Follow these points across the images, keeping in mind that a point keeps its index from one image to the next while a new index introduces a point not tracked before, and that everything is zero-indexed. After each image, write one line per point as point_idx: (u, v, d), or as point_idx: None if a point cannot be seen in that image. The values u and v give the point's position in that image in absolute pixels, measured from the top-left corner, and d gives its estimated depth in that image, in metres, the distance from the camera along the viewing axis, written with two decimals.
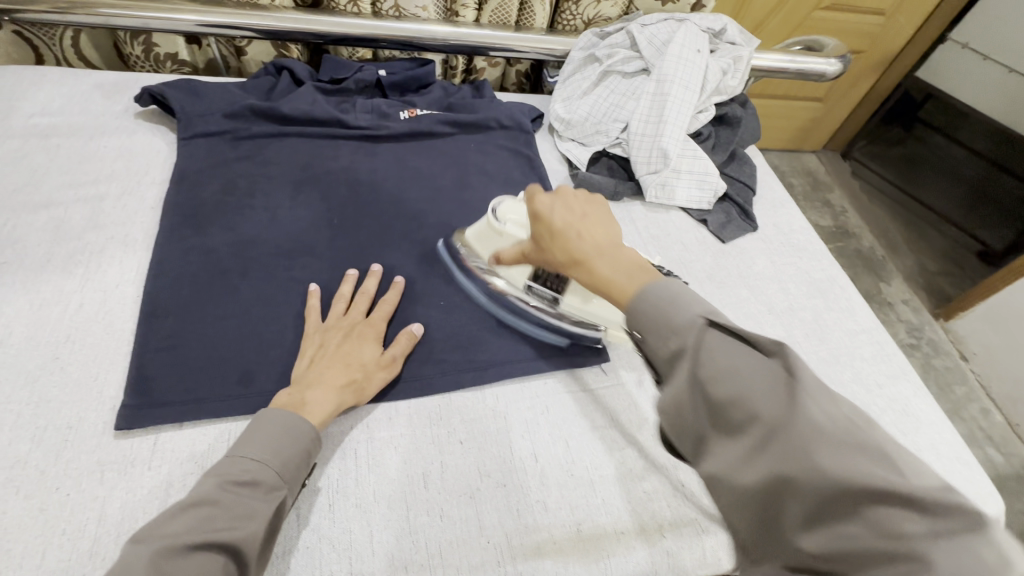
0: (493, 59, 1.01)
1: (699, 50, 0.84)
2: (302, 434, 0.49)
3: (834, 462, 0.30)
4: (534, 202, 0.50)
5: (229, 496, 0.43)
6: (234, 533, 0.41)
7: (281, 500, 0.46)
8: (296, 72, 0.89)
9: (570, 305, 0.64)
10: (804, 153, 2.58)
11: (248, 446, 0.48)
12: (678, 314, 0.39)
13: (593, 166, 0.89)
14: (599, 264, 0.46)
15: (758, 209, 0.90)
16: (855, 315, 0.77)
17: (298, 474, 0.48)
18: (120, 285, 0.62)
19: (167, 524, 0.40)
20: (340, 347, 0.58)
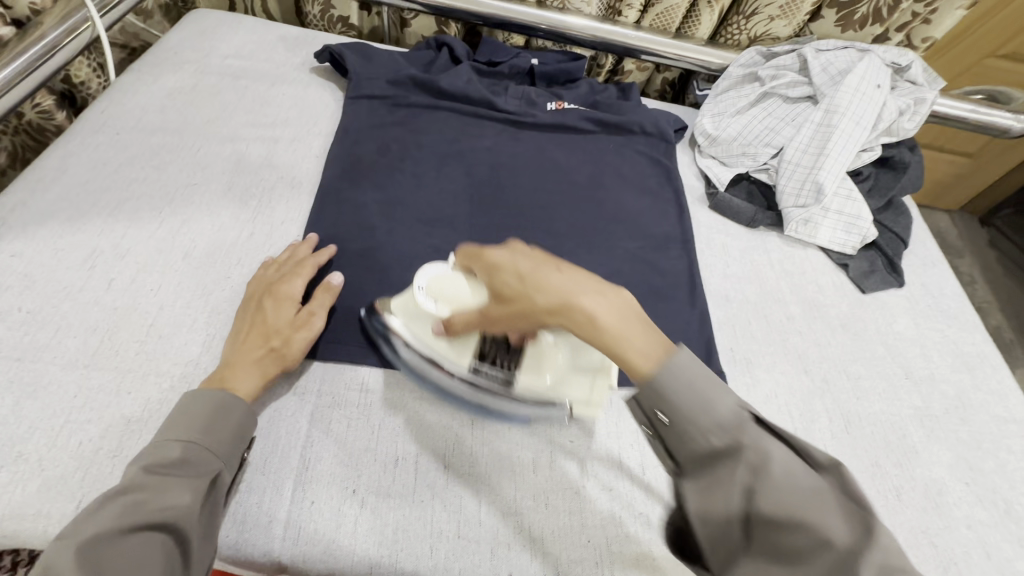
0: (643, 64, 1.00)
1: (879, 85, 0.78)
2: (232, 410, 0.48)
3: (776, 488, 0.36)
4: (499, 254, 0.48)
5: (154, 479, 0.43)
6: (169, 513, 0.41)
7: (216, 478, 0.45)
8: (455, 50, 0.92)
9: (526, 384, 0.53)
10: (934, 211, 2.36)
11: (171, 426, 0.46)
12: (649, 335, 0.43)
13: (733, 187, 0.86)
14: (592, 301, 0.43)
15: (907, 264, 0.83)
16: (1007, 401, 0.70)
17: (233, 446, 0.48)
18: (284, 223, 0.68)
19: (92, 515, 0.40)
20: (257, 315, 0.56)
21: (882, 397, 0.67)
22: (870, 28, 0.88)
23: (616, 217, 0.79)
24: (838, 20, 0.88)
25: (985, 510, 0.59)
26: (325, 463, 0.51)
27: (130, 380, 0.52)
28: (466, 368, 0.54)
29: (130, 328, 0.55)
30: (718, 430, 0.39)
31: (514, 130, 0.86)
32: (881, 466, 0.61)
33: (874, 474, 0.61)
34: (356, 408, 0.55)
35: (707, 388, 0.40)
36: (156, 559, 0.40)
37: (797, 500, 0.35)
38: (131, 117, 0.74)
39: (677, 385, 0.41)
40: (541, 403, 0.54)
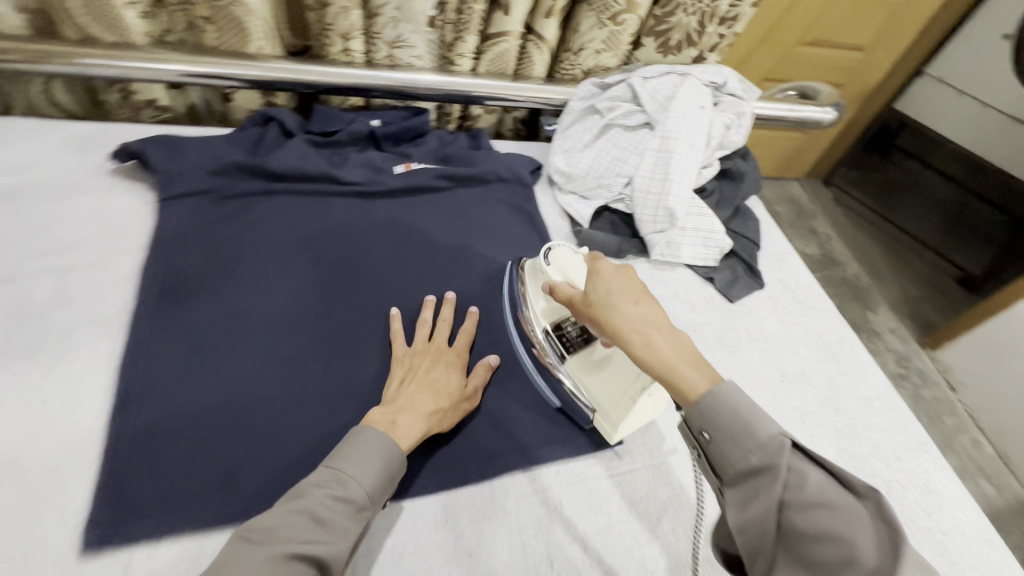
0: (490, 108, 0.99)
1: (703, 106, 0.82)
2: (392, 459, 0.52)
3: (828, 512, 0.41)
4: (597, 263, 0.57)
5: (326, 510, 0.47)
6: (326, 551, 0.45)
7: (366, 522, 0.49)
8: (284, 124, 0.85)
9: (574, 370, 0.61)
10: (788, 181, 2.63)
11: (344, 460, 0.50)
12: (757, 421, 0.46)
13: (597, 220, 0.86)
14: (659, 339, 0.50)
15: (763, 264, 0.88)
16: (868, 379, 0.75)
17: (383, 495, 0.51)
18: (91, 372, 0.57)
19: (279, 527, 0.45)
20: (430, 373, 0.61)
21: (765, 405, 0.70)
22: (686, 51, 0.93)
23: (486, 277, 0.76)
24: (657, 46, 0.92)
25: None
26: None
27: None
28: (546, 327, 0.64)
29: None
30: (747, 437, 0.45)
31: (365, 202, 0.81)
32: None
33: None
34: None
35: (755, 417, 0.46)
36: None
37: (843, 521, 0.40)
38: None
39: (717, 415, 0.47)
40: (574, 391, 0.62)
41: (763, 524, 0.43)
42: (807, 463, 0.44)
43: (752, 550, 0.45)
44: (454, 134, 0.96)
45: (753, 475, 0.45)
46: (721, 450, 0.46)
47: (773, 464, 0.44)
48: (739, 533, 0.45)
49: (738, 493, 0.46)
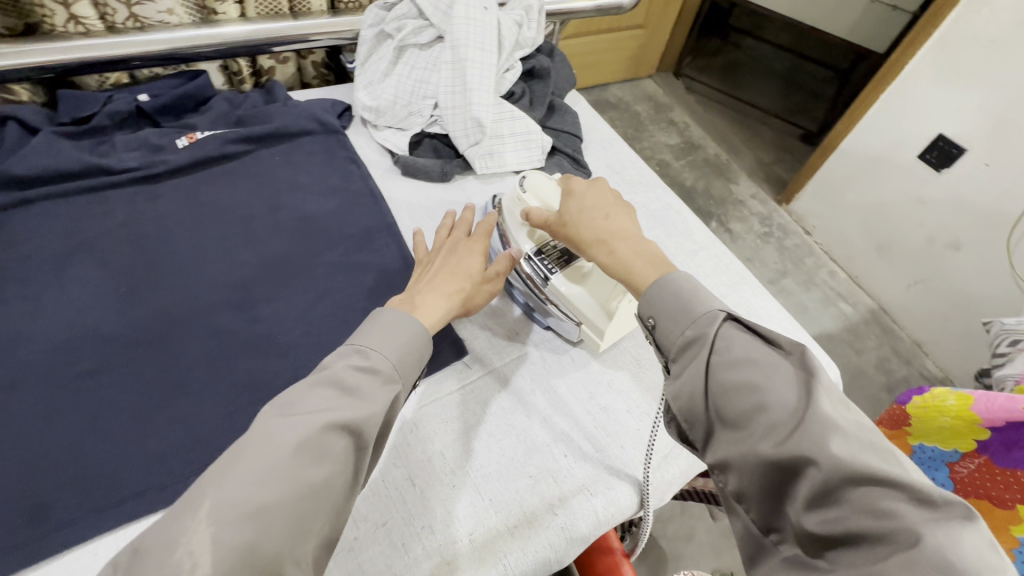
0: (279, 56, 0.91)
1: (486, 6, 0.79)
2: (411, 327, 0.50)
3: (756, 384, 0.40)
4: (573, 183, 0.60)
5: (354, 376, 0.45)
6: (358, 418, 0.42)
7: (396, 393, 0.47)
8: (23, 121, 0.72)
9: (558, 284, 0.63)
10: (642, 80, 2.71)
11: (364, 336, 0.49)
12: (699, 307, 0.45)
13: (418, 149, 0.83)
14: (619, 247, 0.53)
15: (589, 154, 0.91)
16: (693, 236, 0.82)
17: (411, 366, 0.49)
18: None
19: (303, 400, 0.42)
20: (448, 262, 0.60)
21: None
22: None
23: (306, 232, 0.72)
24: None
25: None
26: None
27: None
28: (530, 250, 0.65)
29: None
30: (681, 317, 0.46)
31: (150, 186, 0.72)
32: (619, 346, 0.68)
33: (616, 355, 0.67)
34: None
35: (777, 379, 0.40)
36: (339, 461, 0.41)
37: (851, 451, 0.34)
38: None
39: (655, 310, 0.48)
40: (564, 311, 0.64)
41: (700, 398, 0.42)
42: (741, 332, 0.43)
43: (692, 421, 0.43)
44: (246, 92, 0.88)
45: (689, 347, 0.45)
46: (664, 331, 0.46)
47: (703, 335, 0.44)
48: (675, 405, 0.44)
49: (681, 368, 0.45)
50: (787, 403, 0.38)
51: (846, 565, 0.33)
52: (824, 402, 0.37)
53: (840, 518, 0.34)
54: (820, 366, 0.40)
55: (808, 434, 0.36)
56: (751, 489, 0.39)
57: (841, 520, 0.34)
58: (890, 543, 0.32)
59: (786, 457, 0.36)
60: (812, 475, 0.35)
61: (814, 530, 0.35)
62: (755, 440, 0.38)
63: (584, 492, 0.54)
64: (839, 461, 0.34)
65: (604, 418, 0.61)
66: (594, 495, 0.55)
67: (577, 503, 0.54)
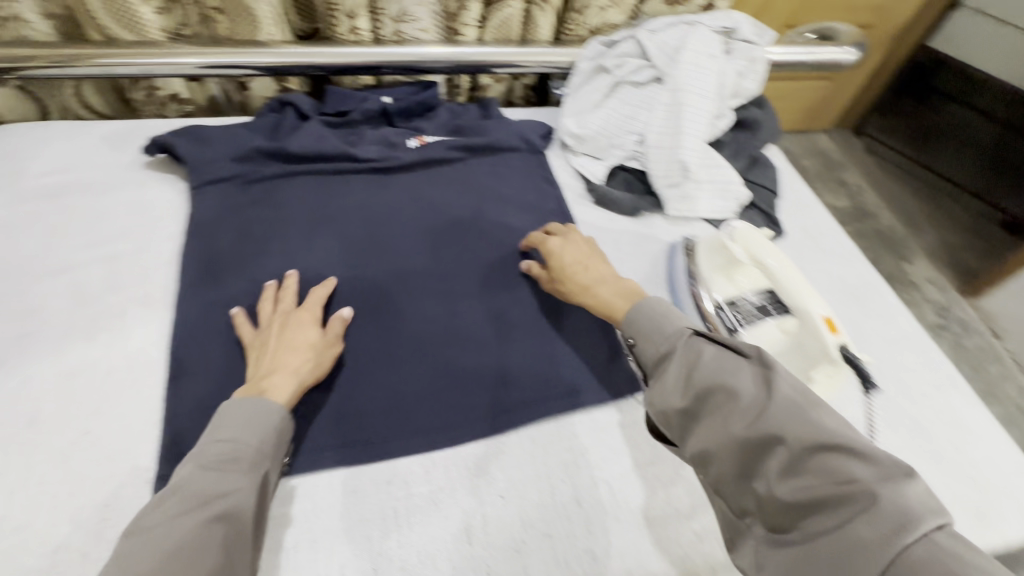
0: (498, 76, 1.00)
1: (713, 55, 0.80)
2: (268, 414, 0.51)
3: (735, 380, 0.48)
4: (548, 245, 0.71)
5: (213, 472, 0.46)
6: (235, 506, 0.45)
7: (264, 475, 0.49)
8: (300, 107, 0.87)
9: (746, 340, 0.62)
10: (816, 133, 2.52)
11: (225, 428, 0.49)
12: (670, 326, 0.55)
13: (612, 180, 0.86)
14: (602, 290, 0.65)
15: (783, 213, 0.87)
16: (895, 321, 0.74)
17: (277, 446, 0.51)
18: (146, 348, 0.61)
19: (197, 482, 0.45)
20: (282, 337, 0.60)
21: None
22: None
23: (503, 240, 0.78)
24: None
25: (898, 434, 0.63)
26: None
27: None
28: (720, 300, 0.66)
29: None
30: (661, 331, 0.56)
31: (383, 177, 0.83)
32: None
33: None
34: (268, 537, 0.50)
35: (730, 365, 0.49)
36: (217, 550, 0.42)
37: (832, 429, 0.42)
38: None
39: (637, 332, 0.58)
40: None
41: (676, 401, 0.50)
42: (705, 344, 0.52)
43: (666, 423, 0.51)
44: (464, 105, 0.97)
45: (664, 359, 0.54)
46: (641, 348, 0.56)
47: (673, 349, 0.53)
48: (654, 410, 0.52)
49: (655, 377, 0.54)
50: (751, 391, 0.46)
51: (818, 534, 0.39)
52: (790, 387, 0.45)
53: (810, 486, 0.40)
54: (776, 364, 0.48)
55: (775, 415, 0.44)
56: (727, 475, 0.45)
57: (806, 488, 0.40)
58: (850, 507, 0.38)
59: (761, 437, 0.43)
60: (779, 448, 0.42)
61: (787, 498, 0.41)
62: (729, 425, 0.46)
63: None
64: (803, 436, 0.42)
65: None
66: None
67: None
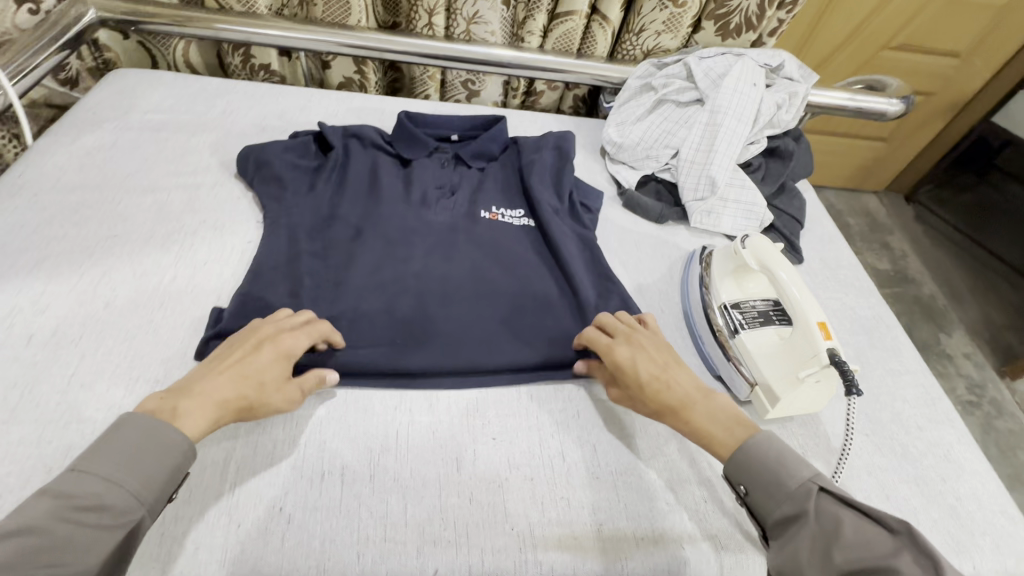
0: (552, 83, 1.08)
1: (754, 84, 0.86)
2: (164, 462, 0.44)
3: (873, 553, 0.43)
4: (620, 356, 0.59)
5: (66, 527, 0.39)
6: (64, 573, 0.38)
7: (132, 526, 0.42)
8: (365, 139, 0.80)
9: (745, 341, 0.65)
10: (864, 194, 2.48)
11: (95, 463, 0.42)
12: (791, 478, 0.49)
13: (642, 189, 0.92)
14: (695, 413, 0.55)
15: (805, 242, 0.90)
16: (900, 356, 0.76)
17: (161, 492, 0.44)
18: (207, 263, 0.70)
19: (42, 526, 0.38)
20: (237, 362, 0.52)
21: None
22: (745, 35, 0.97)
23: None
24: (716, 30, 0.97)
25: (883, 457, 0.65)
26: (250, 487, 0.52)
27: (53, 429, 0.53)
28: (726, 302, 0.69)
29: (51, 379, 0.56)
30: (785, 481, 0.49)
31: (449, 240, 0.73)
32: (788, 428, 0.65)
33: (782, 434, 0.65)
34: (282, 431, 0.56)
35: (869, 536, 0.44)
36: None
37: None
38: (51, 178, 0.75)
39: (746, 476, 0.51)
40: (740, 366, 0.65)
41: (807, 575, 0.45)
42: (840, 506, 0.46)
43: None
44: (544, 136, 0.84)
45: (786, 523, 0.48)
46: (759, 503, 0.49)
47: (804, 510, 0.47)
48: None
49: (779, 544, 0.48)
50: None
51: None
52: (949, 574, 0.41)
53: None
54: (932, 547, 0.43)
55: None
56: None
57: None
58: None
59: None
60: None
61: None
62: None
63: (713, 543, 0.55)
64: None
65: None
66: (722, 550, 0.55)
67: (704, 549, 0.54)
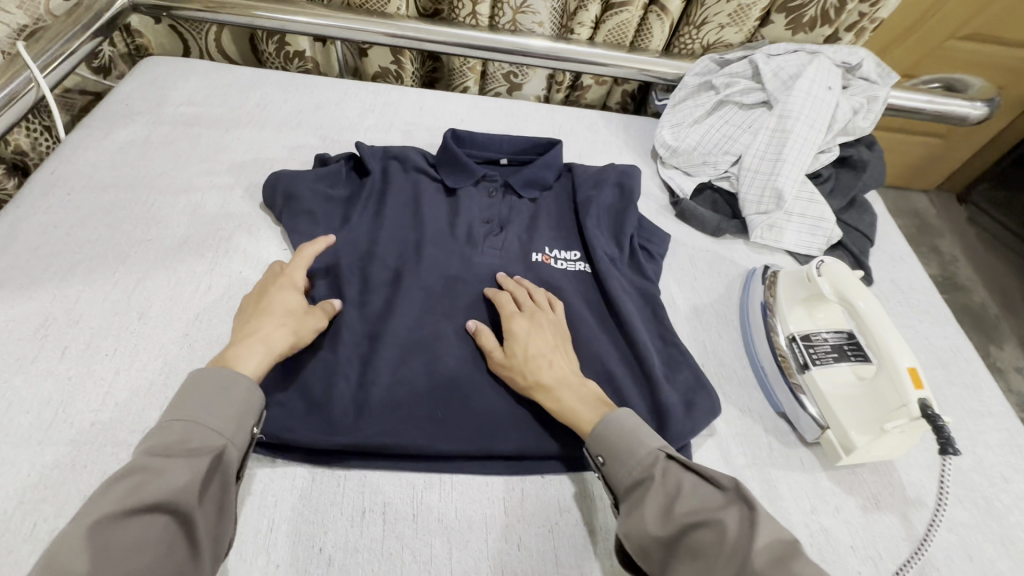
0: (600, 78, 1.02)
1: (830, 87, 0.78)
2: (234, 392, 0.46)
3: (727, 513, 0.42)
4: (513, 325, 0.60)
5: (157, 461, 0.40)
6: (169, 492, 0.38)
7: (218, 455, 0.42)
8: (407, 162, 0.77)
9: (817, 379, 0.60)
10: (913, 193, 2.33)
11: (179, 407, 0.44)
12: (640, 446, 0.48)
13: (697, 197, 0.85)
14: (563, 394, 0.55)
15: (873, 261, 0.83)
16: (982, 395, 0.69)
17: (244, 424, 0.45)
18: (243, 271, 0.67)
19: (134, 466, 0.40)
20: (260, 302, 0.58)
21: None
22: (819, 30, 0.89)
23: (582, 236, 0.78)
24: (787, 23, 0.89)
25: (965, 511, 0.59)
26: (291, 522, 0.50)
27: (87, 452, 0.51)
28: (795, 334, 0.64)
29: (85, 397, 0.54)
30: (633, 447, 0.48)
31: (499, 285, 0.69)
32: (860, 475, 0.60)
33: (852, 482, 0.59)
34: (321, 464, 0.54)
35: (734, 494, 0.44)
36: (162, 541, 0.38)
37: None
38: (84, 175, 0.72)
39: (607, 450, 0.49)
40: (812, 406, 0.60)
41: (662, 538, 0.43)
42: (682, 471, 0.47)
43: (644, 558, 0.44)
44: (602, 171, 0.80)
45: (635, 487, 0.46)
46: (611, 471, 0.48)
47: (650, 475, 0.46)
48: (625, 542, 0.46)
49: (627, 509, 0.46)
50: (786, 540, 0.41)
51: None
52: None
53: None
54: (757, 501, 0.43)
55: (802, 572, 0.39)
56: None
57: None
58: None
59: None
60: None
61: None
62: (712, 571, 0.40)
63: None
64: None
65: (822, 540, 0.55)
66: None
67: None
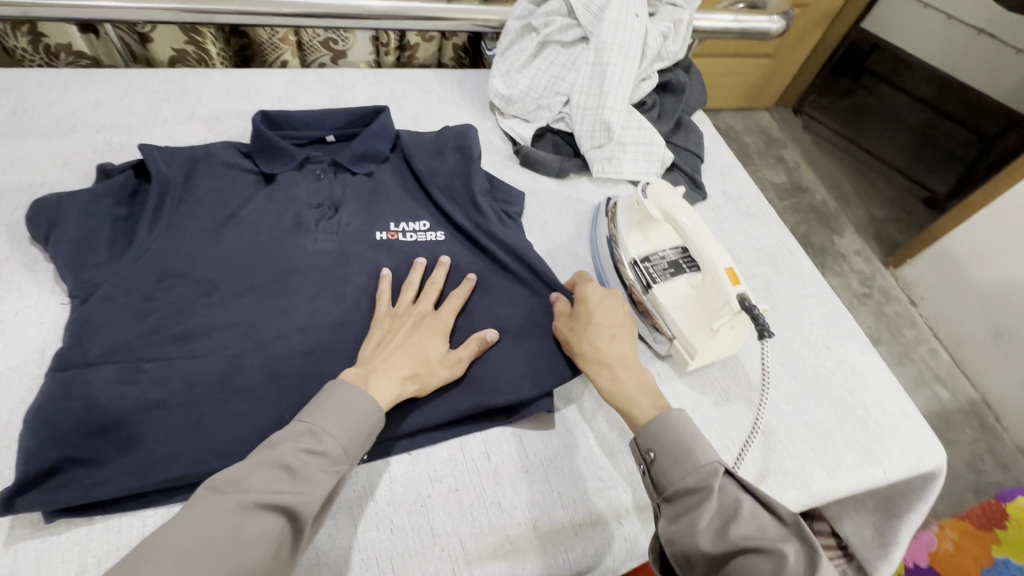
0: (426, 34, 0.97)
1: (637, 14, 0.80)
2: (368, 410, 0.49)
3: (759, 539, 0.41)
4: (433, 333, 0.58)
5: (297, 462, 0.44)
6: (294, 502, 0.41)
7: (342, 474, 0.46)
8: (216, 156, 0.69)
9: (659, 295, 0.63)
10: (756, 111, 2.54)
11: (319, 415, 0.47)
12: (699, 454, 0.47)
13: (538, 143, 0.85)
14: (620, 370, 0.55)
15: (706, 177, 0.89)
16: (805, 279, 0.78)
17: (361, 440, 0.48)
18: (20, 314, 0.57)
19: (249, 481, 0.41)
20: (409, 337, 0.57)
21: None
22: None
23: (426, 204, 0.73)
24: None
25: (798, 384, 0.66)
26: None
27: None
28: (636, 258, 0.66)
29: None
30: (689, 458, 0.47)
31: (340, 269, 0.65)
32: (710, 374, 0.65)
33: (705, 384, 0.64)
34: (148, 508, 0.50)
35: (764, 518, 0.43)
36: (272, 541, 0.40)
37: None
38: None
39: (662, 445, 0.49)
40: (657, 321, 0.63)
41: (713, 553, 0.42)
42: (742, 490, 0.45)
43: (686, 565, 0.44)
44: (443, 130, 0.75)
45: (684, 495, 0.45)
46: (663, 470, 0.47)
47: (704, 486, 0.45)
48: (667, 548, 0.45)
49: (671, 517, 0.45)
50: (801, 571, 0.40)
51: None
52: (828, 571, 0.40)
53: None
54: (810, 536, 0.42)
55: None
56: None
57: None
58: None
59: None
60: None
61: None
62: None
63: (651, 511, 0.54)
64: None
65: None
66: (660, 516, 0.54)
67: (641, 519, 0.54)
